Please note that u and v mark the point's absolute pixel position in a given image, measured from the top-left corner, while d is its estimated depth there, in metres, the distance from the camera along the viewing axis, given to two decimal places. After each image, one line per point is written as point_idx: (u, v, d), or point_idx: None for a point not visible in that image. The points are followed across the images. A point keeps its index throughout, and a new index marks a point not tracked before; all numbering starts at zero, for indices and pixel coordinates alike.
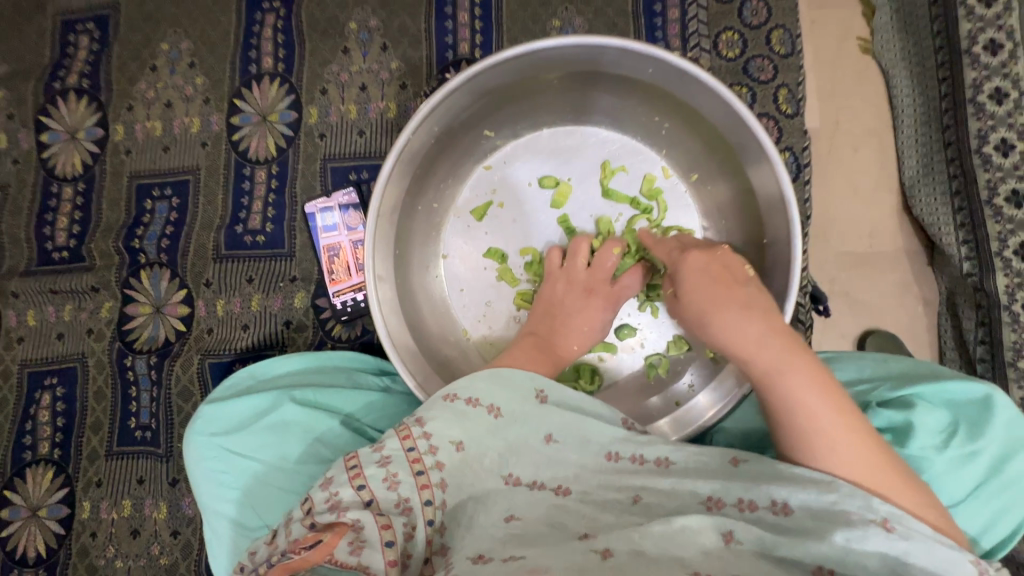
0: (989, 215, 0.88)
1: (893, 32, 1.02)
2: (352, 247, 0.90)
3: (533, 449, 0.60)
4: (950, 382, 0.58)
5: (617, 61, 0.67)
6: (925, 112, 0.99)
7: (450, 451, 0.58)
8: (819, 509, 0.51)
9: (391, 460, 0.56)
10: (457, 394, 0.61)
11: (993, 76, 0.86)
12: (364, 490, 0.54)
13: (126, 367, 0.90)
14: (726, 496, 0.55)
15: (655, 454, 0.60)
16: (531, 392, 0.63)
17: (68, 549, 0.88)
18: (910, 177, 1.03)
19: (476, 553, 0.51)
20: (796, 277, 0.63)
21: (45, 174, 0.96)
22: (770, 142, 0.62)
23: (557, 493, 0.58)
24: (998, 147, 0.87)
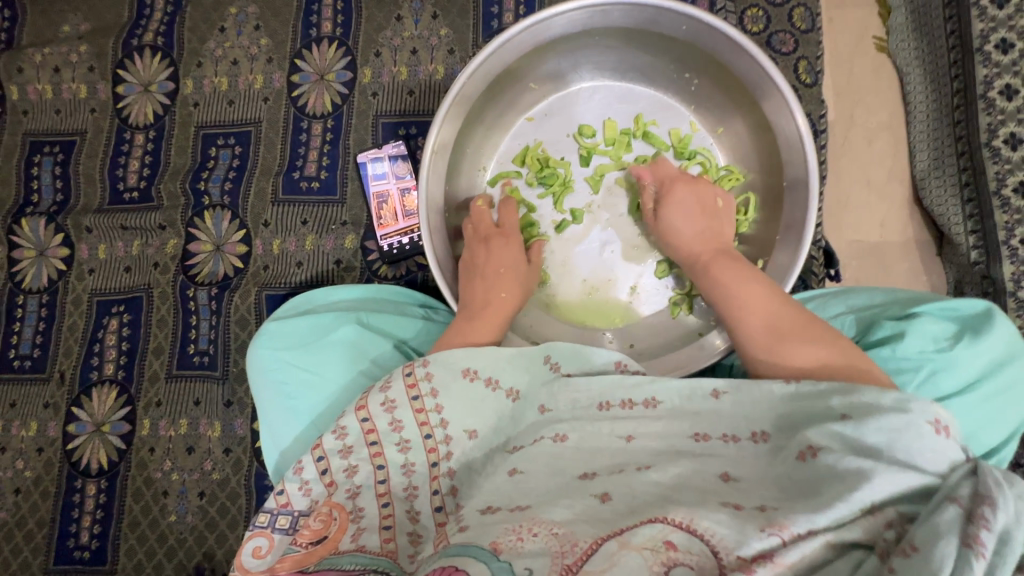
0: (997, 206, 0.98)
1: (908, 34, 1.10)
2: (399, 194, 0.97)
3: (529, 424, 0.69)
4: (954, 300, 0.66)
5: (654, 20, 0.75)
6: (936, 106, 1.07)
7: (463, 439, 0.68)
8: (789, 425, 0.58)
9: (410, 447, 0.67)
10: (477, 373, 0.69)
11: (1003, 74, 0.98)
12: (382, 470, 0.67)
13: (188, 297, 0.98)
14: (712, 431, 0.61)
15: (644, 396, 0.66)
16: (541, 358, 0.71)
17: (128, 462, 0.95)
18: (921, 170, 1.09)
19: (485, 505, 0.59)
20: (813, 212, 0.70)
21: (120, 122, 1.05)
22: (788, 89, 0.70)
23: (556, 441, 0.64)
24: (1007, 141, 0.97)
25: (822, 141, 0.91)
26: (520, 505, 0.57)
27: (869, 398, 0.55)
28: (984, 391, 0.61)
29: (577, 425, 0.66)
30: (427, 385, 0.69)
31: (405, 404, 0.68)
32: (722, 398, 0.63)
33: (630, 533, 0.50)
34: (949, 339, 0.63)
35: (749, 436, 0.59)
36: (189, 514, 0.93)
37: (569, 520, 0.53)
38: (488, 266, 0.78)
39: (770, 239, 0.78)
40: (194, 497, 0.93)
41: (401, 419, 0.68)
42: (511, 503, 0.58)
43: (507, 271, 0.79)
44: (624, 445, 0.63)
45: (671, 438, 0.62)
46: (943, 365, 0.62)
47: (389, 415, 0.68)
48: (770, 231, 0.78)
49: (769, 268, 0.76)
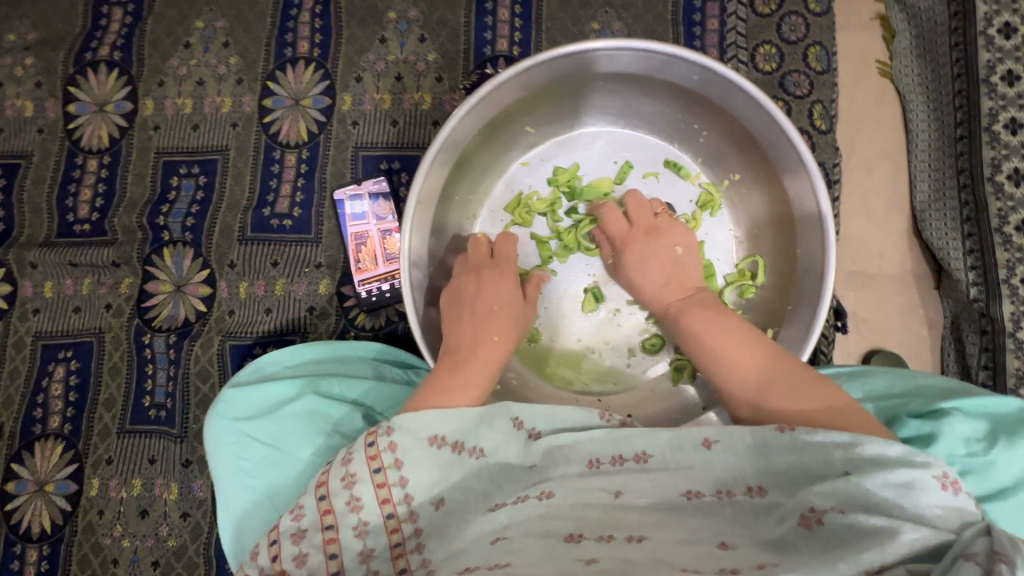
0: (998, 242, 0.90)
1: (911, 59, 1.04)
2: (380, 237, 0.89)
3: (518, 480, 0.62)
4: (990, 397, 0.59)
5: (662, 67, 0.68)
6: (938, 139, 1.01)
7: (429, 509, 0.59)
8: (788, 481, 0.53)
9: (369, 531, 0.58)
10: (444, 438, 0.61)
11: (1009, 106, 0.88)
12: (335, 558, 0.57)
13: (144, 344, 0.89)
14: (705, 487, 0.56)
15: (634, 450, 0.61)
16: (509, 421, 0.64)
17: (74, 526, 0.86)
18: (921, 201, 1.04)
19: (463, 568, 0.53)
20: (830, 288, 0.64)
21: (71, 145, 0.95)
22: (811, 158, 0.64)
23: (541, 498, 0.58)
24: (1010, 176, 0.88)
25: (835, 191, 0.85)
26: (499, 563, 0.51)
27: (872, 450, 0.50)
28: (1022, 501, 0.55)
29: (565, 483, 0.59)
30: (390, 456, 0.59)
31: (366, 479, 0.58)
32: (714, 447, 0.57)
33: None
34: (982, 441, 0.57)
35: (744, 491, 0.55)
36: None
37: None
38: (479, 300, 0.71)
39: (781, 307, 0.72)
40: (146, 566, 0.85)
41: (360, 496, 0.58)
42: (489, 561, 0.52)
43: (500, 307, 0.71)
44: (611, 500, 0.57)
45: (660, 489, 0.57)
46: (975, 470, 0.56)
47: (347, 493, 0.58)
48: (781, 299, 0.72)
49: (779, 340, 0.70)
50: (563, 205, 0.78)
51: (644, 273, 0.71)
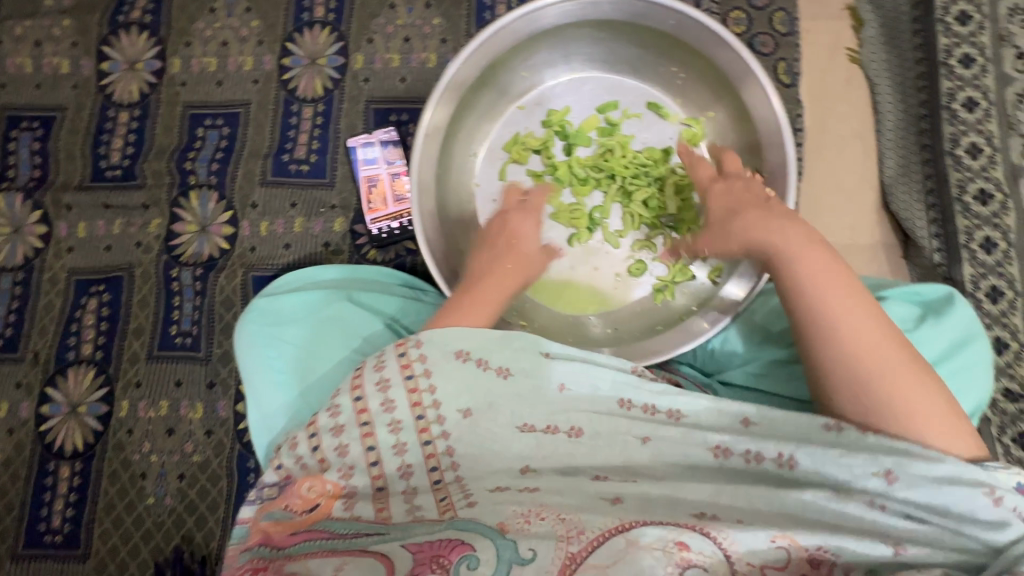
0: (959, 210, 1.01)
1: (880, 47, 1.15)
2: (390, 179, 0.98)
3: (545, 400, 0.66)
4: (919, 283, 0.70)
5: (644, 14, 0.78)
6: (904, 118, 1.12)
7: (456, 417, 0.65)
8: (824, 470, 0.58)
9: (401, 428, 0.65)
10: (469, 354, 0.66)
11: (965, 87, 1.02)
12: (372, 450, 0.64)
13: (172, 278, 0.97)
14: (733, 446, 0.61)
15: (668, 405, 0.66)
16: (538, 352, 0.67)
17: (105, 444, 0.93)
18: (888, 176, 1.13)
19: (495, 485, 0.63)
20: (790, 202, 0.74)
21: (103, 100, 1.03)
22: (769, 86, 0.74)
23: (570, 435, 0.65)
24: (969, 150, 1.01)
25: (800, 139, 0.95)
26: (528, 487, 0.62)
27: (925, 467, 0.55)
28: (944, 368, 0.65)
29: (588, 413, 0.66)
30: (421, 365, 0.65)
31: (399, 385, 0.65)
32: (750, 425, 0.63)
33: (637, 531, 0.53)
34: (915, 320, 0.67)
35: (774, 458, 0.59)
36: (167, 497, 0.91)
37: (576, 509, 0.57)
38: (502, 234, 0.79)
39: None
40: (173, 479, 0.92)
41: (394, 399, 0.65)
42: (518, 485, 0.63)
43: (517, 242, 0.78)
44: (639, 445, 0.64)
45: (690, 444, 0.63)
46: (909, 343, 0.65)
47: (381, 395, 0.65)
48: None
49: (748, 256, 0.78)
50: (556, 143, 0.87)
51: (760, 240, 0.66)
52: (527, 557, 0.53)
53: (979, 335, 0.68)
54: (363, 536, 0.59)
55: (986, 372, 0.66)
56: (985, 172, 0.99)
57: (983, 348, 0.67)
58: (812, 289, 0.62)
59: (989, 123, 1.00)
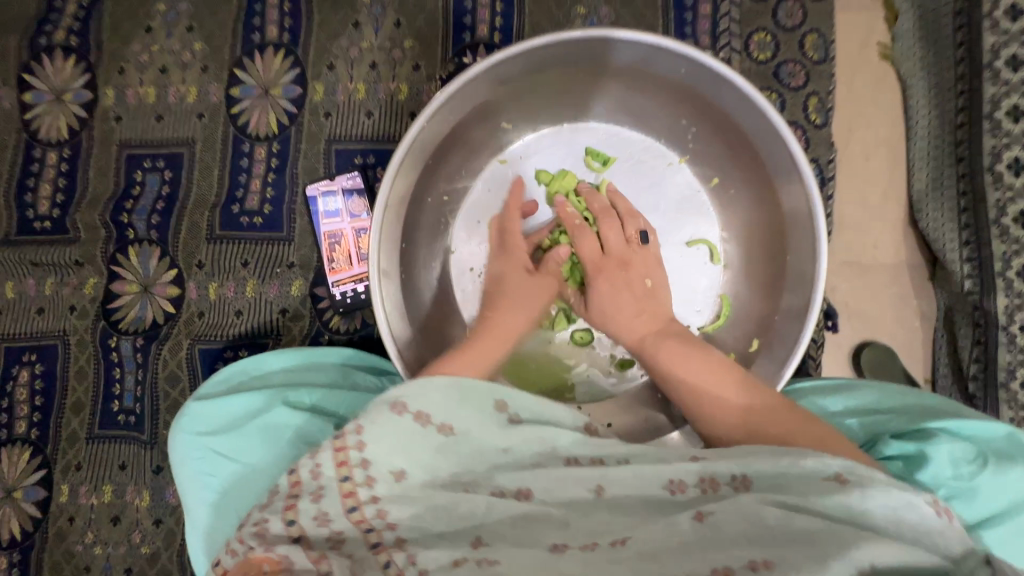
0: (994, 233, 0.84)
1: (915, 42, 0.96)
2: (355, 235, 0.85)
3: (492, 464, 0.58)
4: (976, 419, 0.58)
5: (645, 61, 0.64)
6: (939, 125, 0.94)
7: (389, 481, 0.54)
8: (776, 479, 0.51)
9: (324, 496, 0.53)
10: (407, 407, 0.56)
11: (1013, 93, 0.81)
12: (294, 525, 0.51)
13: (110, 347, 0.86)
14: (689, 479, 0.53)
15: (617, 454, 0.58)
16: (491, 401, 0.60)
17: (44, 533, 0.84)
18: (917, 191, 0.98)
19: (451, 558, 0.50)
20: (819, 298, 0.61)
21: (28, 137, 0.90)
22: (806, 160, 0.60)
23: (519, 498, 0.55)
24: (1010, 166, 0.81)
25: (828, 189, 0.82)
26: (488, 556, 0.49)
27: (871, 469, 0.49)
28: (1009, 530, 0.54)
29: (551, 484, 0.55)
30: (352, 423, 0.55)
31: (326, 444, 0.54)
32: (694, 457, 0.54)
33: None
34: (972, 465, 0.55)
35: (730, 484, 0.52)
36: None
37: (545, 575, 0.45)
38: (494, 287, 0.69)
39: (769, 312, 0.68)
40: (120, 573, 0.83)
41: (320, 462, 0.53)
42: (479, 554, 0.50)
43: (499, 286, 0.69)
44: (591, 498, 0.54)
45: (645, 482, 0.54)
46: (960, 496, 0.55)
47: (311, 459, 0.54)
48: (767, 308, 0.68)
49: (767, 346, 0.67)
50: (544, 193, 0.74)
51: (614, 304, 0.66)
52: None
53: None
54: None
55: None
56: None
57: None
58: (663, 362, 0.61)
59: None
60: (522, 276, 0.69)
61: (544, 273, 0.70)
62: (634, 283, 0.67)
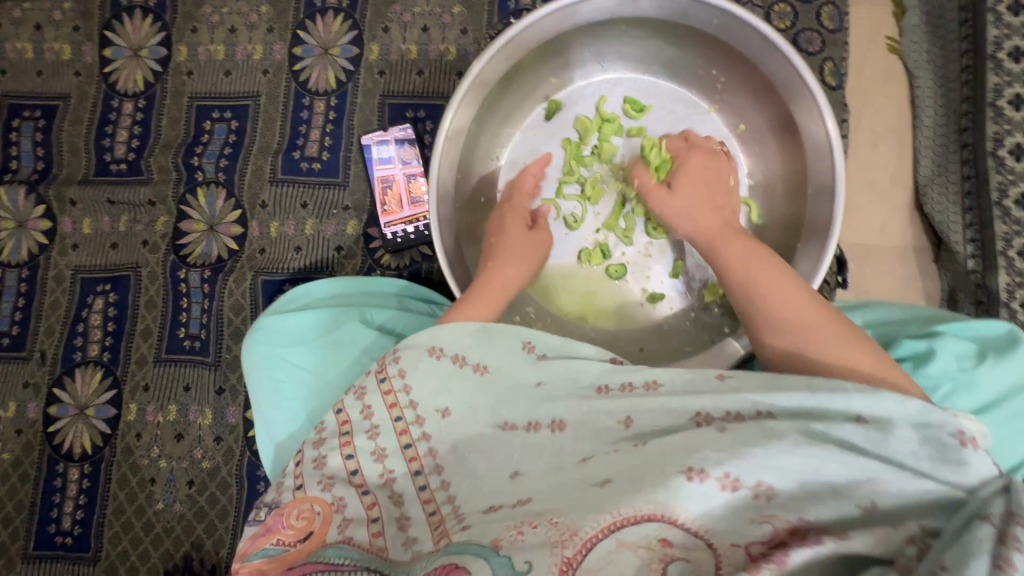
0: (997, 215, 0.91)
1: (921, 38, 1.02)
2: (406, 180, 0.93)
3: (526, 395, 0.64)
4: (978, 321, 0.66)
5: (679, 14, 0.73)
6: (945, 114, 1.00)
7: (436, 418, 0.65)
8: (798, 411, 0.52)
9: (379, 433, 0.65)
10: (443, 351, 0.66)
11: (1014, 83, 0.91)
12: (352, 460, 0.64)
13: (179, 279, 0.93)
14: (715, 411, 0.55)
15: (644, 379, 0.62)
16: (520, 344, 0.66)
17: (113, 448, 0.92)
18: (922, 176, 1.01)
19: (487, 504, 0.58)
20: (839, 216, 0.69)
21: (107, 88, 0.98)
22: (821, 96, 0.68)
23: (553, 429, 0.61)
24: (1013, 152, 0.90)
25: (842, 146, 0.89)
26: (521, 499, 0.56)
27: (893, 408, 0.49)
28: (1004, 412, 0.62)
29: (574, 407, 0.62)
30: (394, 366, 0.66)
31: (375, 389, 0.66)
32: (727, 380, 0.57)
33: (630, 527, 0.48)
34: (973, 358, 0.64)
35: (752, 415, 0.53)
36: (177, 503, 0.90)
37: (566, 508, 0.51)
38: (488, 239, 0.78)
39: (790, 247, 0.75)
40: (182, 485, 0.90)
41: (371, 405, 0.65)
42: (510, 499, 0.57)
43: (500, 239, 0.76)
44: (623, 431, 0.58)
45: (671, 416, 0.57)
46: (964, 385, 0.63)
47: (360, 402, 0.66)
48: (789, 239, 0.76)
49: None
50: (590, 138, 0.82)
51: (687, 203, 0.70)
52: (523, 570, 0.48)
53: None
54: (360, 570, 0.55)
55: None
56: None
57: None
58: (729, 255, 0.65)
59: None
60: (522, 229, 0.77)
61: (539, 229, 0.78)
62: (717, 180, 0.72)
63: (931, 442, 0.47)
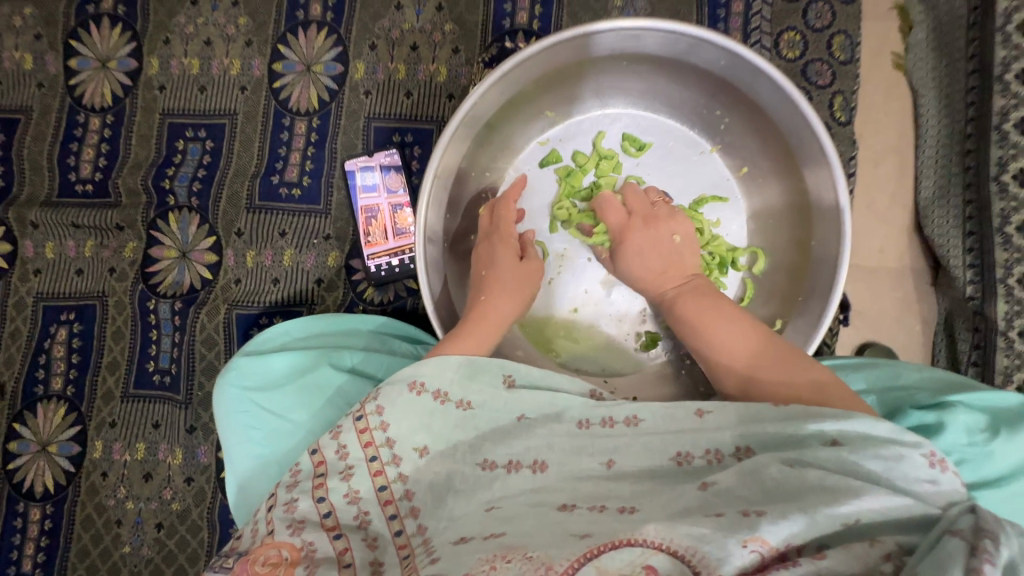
0: (998, 242, 0.84)
1: (928, 54, 0.96)
2: (391, 210, 0.88)
3: (506, 432, 0.62)
4: (994, 391, 0.62)
5: (683, 52, 0.68)
6: (948, 132, 0.93)
7: (413, 458, 0.60)
8: (773, 440, 0.52)
9: (353, 475, 0.59)
10: (425, 387, 0.61)
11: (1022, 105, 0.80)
12: (324, 502, 0.59)
13: (149, 310, 0.88)
14: (695, 450, 0.55)
15: (624, 414, 0.60)
16: (499, 377, 0.64)
17: (77, 487, 0.87)
18: (923, 198, 0.97)
19: (459, 536, 0.54)
20: (841, 278, 0.64)
21: (72, 102, 0.92)
22: (834, 151, 0.64)
23: (534, 469, 0.58)
24: (1016, 176, 0.81)
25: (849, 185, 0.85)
26: (494, 532, 0.52)
27: (868, 427, 0.49)
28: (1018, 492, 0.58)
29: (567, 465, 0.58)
30: (372, 404, 0.61)
31: (351, 428, 0.61)
32: (706, 417, 0.56)
33: (607, 556, 0.44)
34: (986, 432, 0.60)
35: (732, 452, 0.54)
36: (144, 546, 0.86)
37: (543, 545, 0.47)
38: (475, 269, 0.73)
39: (793, 297, 0.71)
40: (150, 528, 0.86)
41: (346, 444, 0.60)
42: (485, 531, 0.52)
43: (488, 270, 0.71)
44: (603, 472, 0.57)
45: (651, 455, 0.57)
46: (973, 460, 0.59)
47: (335, 442, 0.61)
48: (790, 289, 0.72)
49: (789, 331, 0.69)
50: (587, 174, 0.77)
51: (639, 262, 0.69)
52: None
53: None
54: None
55: None
56: None
57: None
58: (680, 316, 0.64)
59: None
60: (512, 260, 0.72)
61: (528, 260, 0.73)
62: (662, 240, 0.68)
63: (902, 462, 0.47)
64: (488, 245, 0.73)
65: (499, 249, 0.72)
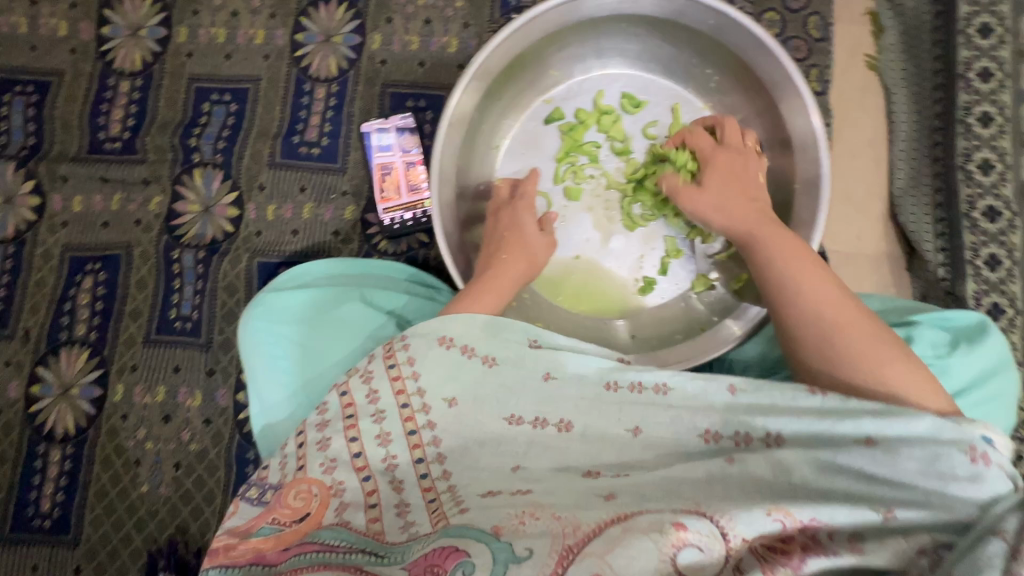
0: (966, 226, 0.93)
1: (898, 54, 1.03)
2: (405, 168, 0.94)
3: (532, 388, 0.62)
4: (952, 310, 0.70)
5: (676, 13, 0.76)
6: (918, 128, 1.01)
7: (443, 406, 0.62)
8: (808, 436, 0.53)
9: (385, 418, 0.62)
10: (453, 341, 0.65)
11: (982, 102, 0.93)
12: (356, 443, 0.61)
13: (172, 259, 0.93)
14: (724, 429, 0.56)
15: (654, 381, 0.60)
16: (525, 339, 0.65)
17: (97, 429, 0.90)
18: (898, 188, 1.01)
19: (486, 489, 0.56)
20: (824, 210, 0.70)
21: (103, 67, 0.98)
22: (808, 95, 0.72)
23: (559, 429, 0.60)
24: (980, 165, 0.93)
25: None
26: (520, 489, 0.56)
27: (904, 427, 0.50)
28: (971, 397, 0.67)
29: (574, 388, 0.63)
30: (404, 354, 0.64)
31: (382, 374, 0.64)
32: (739, 395, 0.57)
33: (634, 518, 0.48)
34: (947, 346, 0.68)
35: (764, 437, 0.55)
36: (162, 485, 0.89)
37: (570, 507, 0.51)
38: (496, 233, 0.78)
39: None
40: (169, 468, 0.89)
41: (377, 389, 0.63)
42: (511, 488, 0.56)
43: (514, 235, 0.77)
44: (630, 438, 0.58)
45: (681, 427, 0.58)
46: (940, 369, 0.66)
47: (366, 387, 0.64)
48: None
49: None
50: (588, 128, 0.84)
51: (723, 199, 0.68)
52: (523, 556, 0.47)
53: (1007, 365, 0.69)
54: (356, 552, 0.52)
55: (1009, 402, 0.68)
56: (995, 190, 0.92)
57: (1010, 380, 0.68)
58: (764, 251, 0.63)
59: (1003, 139, 0.92)
60: (535, 231, 0.78)
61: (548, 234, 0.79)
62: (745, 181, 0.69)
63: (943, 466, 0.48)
64: (510, 211, 0.79)
65: (521, 213, 0.79)
